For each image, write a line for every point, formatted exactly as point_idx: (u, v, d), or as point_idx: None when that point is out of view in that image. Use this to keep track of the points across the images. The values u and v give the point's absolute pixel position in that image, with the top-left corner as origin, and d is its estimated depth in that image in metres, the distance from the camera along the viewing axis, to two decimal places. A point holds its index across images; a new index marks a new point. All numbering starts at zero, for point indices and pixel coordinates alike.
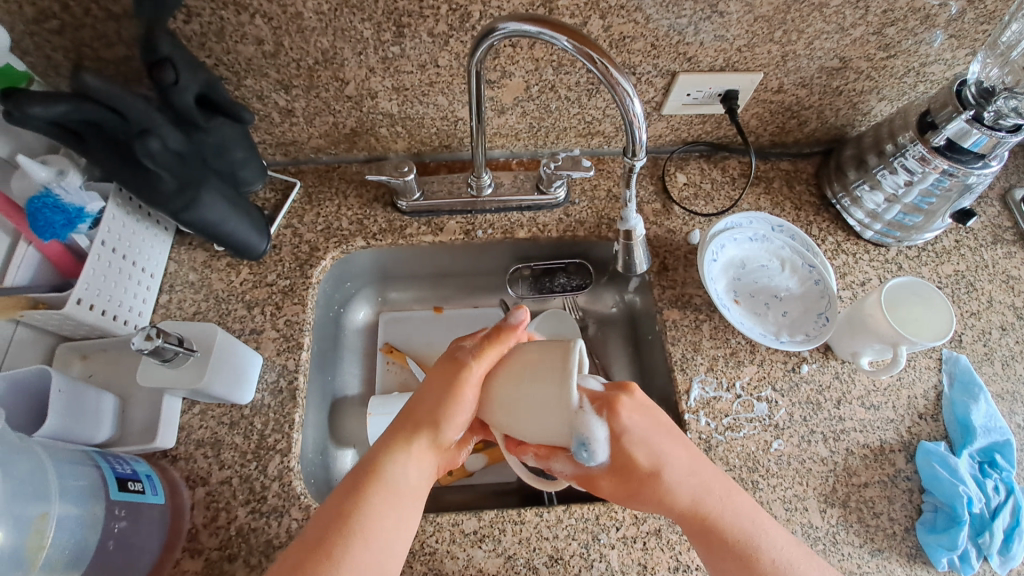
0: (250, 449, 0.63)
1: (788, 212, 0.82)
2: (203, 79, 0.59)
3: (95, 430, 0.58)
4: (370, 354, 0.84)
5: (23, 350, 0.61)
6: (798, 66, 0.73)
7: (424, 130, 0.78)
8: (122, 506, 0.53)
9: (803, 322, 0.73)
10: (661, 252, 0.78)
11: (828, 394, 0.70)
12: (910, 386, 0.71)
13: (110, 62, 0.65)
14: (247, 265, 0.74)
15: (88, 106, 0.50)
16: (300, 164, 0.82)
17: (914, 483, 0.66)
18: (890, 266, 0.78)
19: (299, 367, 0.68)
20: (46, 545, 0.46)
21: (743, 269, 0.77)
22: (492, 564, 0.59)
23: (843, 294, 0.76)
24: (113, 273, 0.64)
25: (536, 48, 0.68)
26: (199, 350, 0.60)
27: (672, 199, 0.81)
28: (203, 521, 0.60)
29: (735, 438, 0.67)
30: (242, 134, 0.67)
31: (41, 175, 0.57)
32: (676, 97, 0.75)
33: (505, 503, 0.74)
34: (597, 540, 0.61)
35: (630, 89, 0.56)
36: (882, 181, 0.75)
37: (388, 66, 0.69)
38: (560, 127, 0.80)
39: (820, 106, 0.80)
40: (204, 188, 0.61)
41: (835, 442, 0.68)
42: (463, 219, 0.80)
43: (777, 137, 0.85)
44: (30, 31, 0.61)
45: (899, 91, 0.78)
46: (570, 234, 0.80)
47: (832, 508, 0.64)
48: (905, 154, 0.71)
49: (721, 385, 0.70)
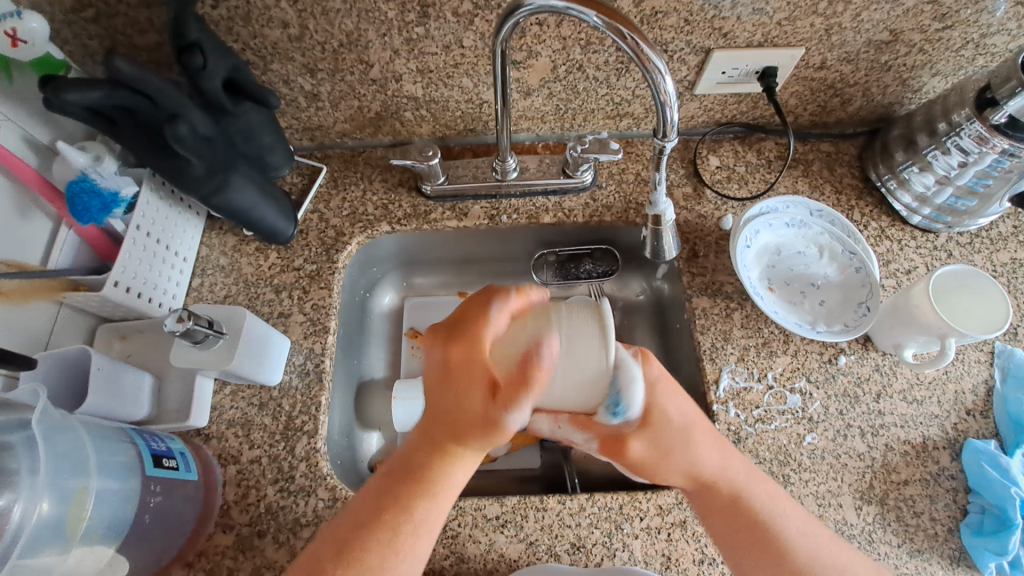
0: (279, 430, 0.65)
1: (828, 195, 0.78)
2: (230, 63, 0.59)
3: (133, 409, 0.60)
4: (396, 338, 0.85)
5: (65, 330, 0.63)
6: (844, 40, 0.69)
7: (449, 113, 0.78)
8: (157, 482, 0.55)
9: (842, 311, 0.69)
10: (692, 237, 0.75)
11: (867, 387, 0.67)
12: (957, 380, 0.67)
13: (143, 49, 0.66)
14: (275, 250, 0.75)
15: (121, 91, 0.51)
16: (326, 149, 0.83)
17: (959, 482, 0.63)
18: (938, 254, 0.74)
19: (326, 350, 0.69)
20: (86, 517, 0.48)
21: (778, 255, 0.74)
22: (513, 550, 0.59)
23: (887, 282, 0.72)
24: (147, 257, 0.65)
25: (564, 26, 0.66)
26: (229, 332, 0.62)
27: (704, 183, 0.78)
28: (234, 498, 0.62)
29: (766, 430, 0.64)
30: (269, 119, 0.68)
31: (78, 162, 0.58)
32: (710, 75, 0.72)
33: (528, 490, 0.74)
34: (620, 530, 0.60)
35: (662, 66, 0.53)
36: (933, 162, 0.70)
37: (412, 47, 0.68)
38: (588, 108, 0.77)
39: (866, 83, 0.75)
40: (233, 173, 0.62)
41: (874, 437, 0.65)
42: (488, 204, 0.79)
43: (818, 117, 0.81)
44: (67, 20, 0.62)
45: (955, 65, 0.73)
46: (597, 219, 0.78)
47: (868, 505, 0.61)
48: (960, 133, 0.66)
49: (752, 375, 0.67)
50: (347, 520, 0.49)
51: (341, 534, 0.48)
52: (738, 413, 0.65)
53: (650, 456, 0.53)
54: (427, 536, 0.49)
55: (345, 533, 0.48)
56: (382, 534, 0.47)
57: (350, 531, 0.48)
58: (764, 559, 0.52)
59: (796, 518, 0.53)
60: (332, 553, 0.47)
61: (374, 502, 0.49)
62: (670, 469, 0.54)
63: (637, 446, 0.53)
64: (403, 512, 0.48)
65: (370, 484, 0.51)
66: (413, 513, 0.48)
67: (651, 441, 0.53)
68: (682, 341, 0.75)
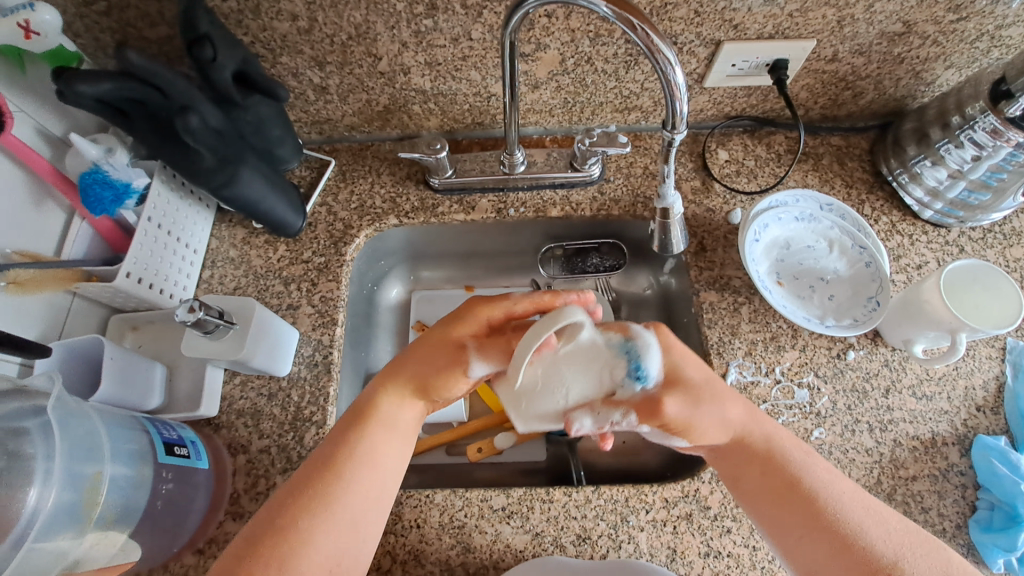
0: (288, 420, 0.65)
1: (838, 190, 0.77)
2: (240, 56, 0.60)
3: (145, 398, 0.61)
4: (403, 331, 0.86)
5: (79, 320, 0.64)
6: (856, 32, 0.68)
7: (457, 106, 0.78)
8: (169, 469, 0.56)
9: (851, 306, 0.69)
10: (700, 231, 0.75)
11: (876, 383, 0.66)
12: (968, 377, 0.67)
13: (154, 42, 0.66)
14: (283, 242, 0.75)
15: (131, 83, 0.52)
16: (334, 143, 0.83)
17: (968, 478, 0.62)
18: (950, 249, 0.73)
19: (334, 342, 0.70)
20: (100, 502, 0.49)
21: (787, 250, 0.73)
22: (519, 541, 0.60)
23: (897, 277, 0.71)
24: (158, 248, 0.66)
25: (573, 18, 0.66)
26: (239, 324, 0.62)
27: (712, 176, 0.78)
28: (244, 487, 0.62)
29: (773, 425, 0.64)
30: (278, 112, 0.68)
31: (91, 154, 0.60)
32: (720, 67, 0.72)
33: (533, 482, 0.75)
34: (626, 522, 0.61)
35: (672, 58, 0.53)
36: (946, 156, 0.69)
37: (421, 40, 0.68)
38: (596, 101, 0.77)
39: (878, 75, 0.74)
40: (243, 165, 0.62)
41: (882, 433, 0.64)
42: (495, 197, 0.79)
43: (828, 110, 0.80)
44: (80, 13, 0.62)
45: (969, 57, 0.72)
46: (604, 212, 0.78)
47: (876, 501, 0.61)
48: (974, 127, 0.65)
49: (760, 369, 0.67)
50: (315, 461, 0.50)
51: (306, 473, 0.50)
52: None
53: (685, 413, 0.51)
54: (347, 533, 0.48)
55: (312, 469, 0.50)
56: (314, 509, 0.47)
57: (290, 507, 0.47)
58: (801, 514, 0.49)
59: (821, 466, 0.52)
60: (294, 501, 0.48)
61: (308, 478, 0.49)
62: (705, 424, 0.52)
63: (671, 405, 0.50)
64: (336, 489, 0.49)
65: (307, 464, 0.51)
66: (366, 451, 0.51)
67: (684, 400, 0.51)
68: (689, 336, 0.75)
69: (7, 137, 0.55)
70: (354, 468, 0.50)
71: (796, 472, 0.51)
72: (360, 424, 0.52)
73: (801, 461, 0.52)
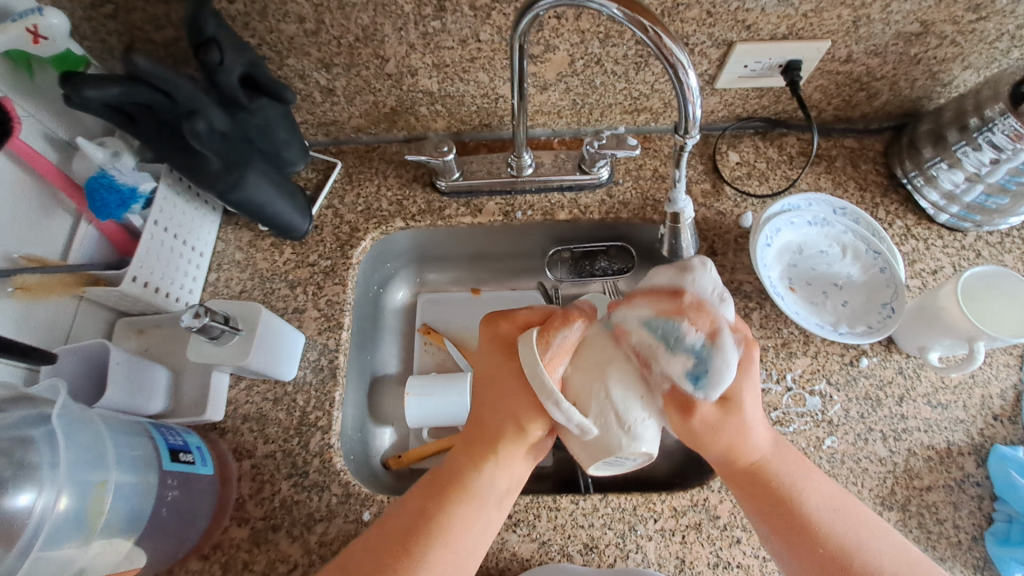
0: (293, 425, 0.65)
1: (851, 193, 0.76)
2: (248, 59, 0.59)
3: (150, 402, 0.61)
4: (409, 335, 0.85)
5: (85, 324, 0.64)
6: (872, 33, 0.67)
7: (464, 108, 0.77)
8: (174, 476, 0.56)
9: (865, 313, 0.68)
10: (710, 235, 0.74)
11: (890, 391, 0.65)
12: (984, 385, 0.65)
13: (160, 44, 0.66)
14: (290, 245, 0.75)
15: (138, 88, 0.51)
16: (341, 144, 0.82)
17: (984, 489, 0.61)
18: (966, 254, 0.72)
19: (340, 346, 0.69)
20: (105, 511, 0.49)
21: (800, 254, 0.72)
22: (526, 549, 0.59)
23: (912, 283, 0.70)
24: (164, 252, 0.66)
25: (583, 19, 0.65)
26: (244, 328, 0.62)
27: (723, 179, 0.77)
28: (249, 492, 0.62)
29: (784, 433, 0.63)
30: (285, 114, 0.67)
31: (98, 158, 0.59)
32: (732, 68, 0.70)
33: (540, 488, 0.74)
34: (634, 531, 0.60)
35: (685, 60, 0.52)
36: (962, 159, 0.68)
37: (428, 41, 0.67)
38: (605, 103, 0.76)
39: (894, 76, 0.73)
40: (249, 169, 0.62)
41: (896, 442, 0.63)
42: (502, 200, 0.78)
43: (842, 112, 0.78)
44: (87, 16, 0.62)
45: (988, 58, 0.70)
46: (613, 216, 0.77)
47: (890, 512, 0.60)
48: (993, 129, 0.64)
49: (771, 376, 0.66)
50: (391, 527, 0.49)
51: (376, 543, 0.48)
52: None
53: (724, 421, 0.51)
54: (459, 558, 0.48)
55: (389, 541, 0.48)
56: (417, 545, 0.48)
57: (390, 545, 0.48)
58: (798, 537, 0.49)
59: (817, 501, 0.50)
60: (374, 558, 0.48)
61: (410, 513, 0.50)
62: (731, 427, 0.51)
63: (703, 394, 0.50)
64: (438, 520, 0.49)
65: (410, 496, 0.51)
66: (450, 522, 0.49)
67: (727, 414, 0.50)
68: None
69: (14, 142, 0.55)
70: (433, 542, 0.48)
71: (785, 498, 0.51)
72: (444, 492, 0.50)
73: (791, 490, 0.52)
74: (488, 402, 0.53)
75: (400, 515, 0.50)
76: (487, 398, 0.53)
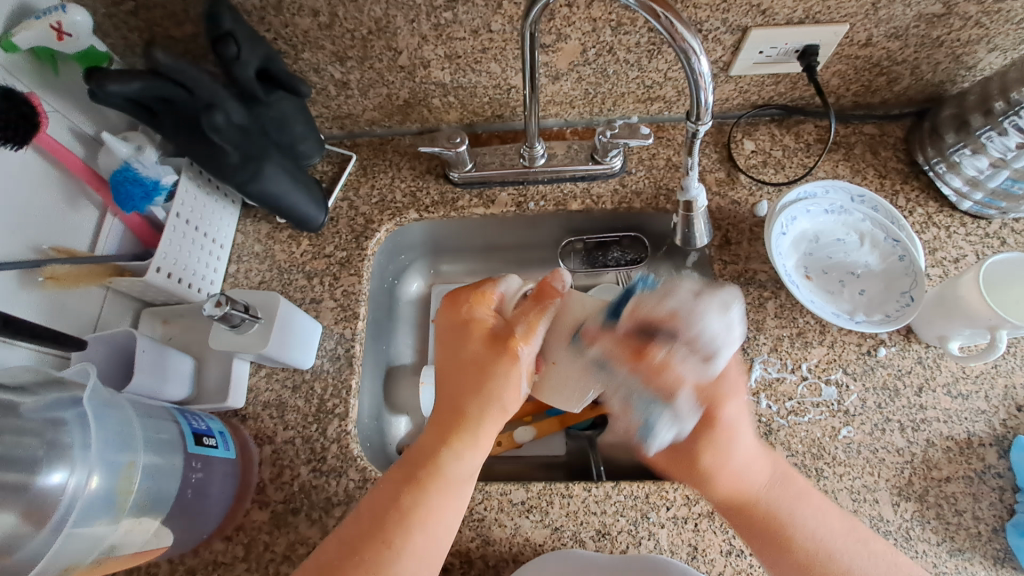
0: (311, 412, 0.67)
1: (870, 180, 0.74)
2: (263, 53, 0.61)
3: (174, 389, 0.63)
4: (424, 325, 0.86)
5: (113, 314, 0.66)
6: (892, 15, 0.65)
7: (477, 99, 0.77)
8: (198, 459, 0.57)
9: (884, 301, 0.67)
10: (724, 224, 0.73)
11: (908, 380, 0.64)
12: (1008, 375, 0.64)
13: (179, 40, 0.68)
14: (307, 237, 0.76)
15: (159, 82, 0.52)
16: (355, 137, 0.83)
17: (1006, 481, 0.60)
18: (990, 242, 0.70)
19: (356, 335, 0.71)
20: (133, 490, 0.50)
21: (816, 243, 0.71)
22: (539, 535, 0.60)
23: (933, 271, 0.69)
24: (186, 243, 0.67)
25: (594, 7, 0.64)
26: (263, 318, 0.64)
27: (738, 168, 0.76)
28: (269, 476, 0.64)
29: (799, 422, 0.63)
30: (301, 108, 0.69)
31: (121, 151, 0.61)
32: (747, 55, 0.69)
33: (553, 476, 0.75)
34: (646, 518, 0.60)
35: (697, 46, 0.51)
36: (987, 144, 0.66)
37: (440, 33, 0.68)
38: (618, 92, 0.76)
39: (916, 60, 0.71)
40: (267, 161, 0.63)
41: (914, 432, 0.62)
42: (515, 190, 0.78)
43: (861, 98, 0.77)
44: (109, 14, 0.64)
45: (1015, 39, 0.68)
46: (626, 206, 0.77)
47: (906, 502, 0.59)
48: (1020, 111, 0.62)
49: (786, 366, 0.65)
50: (368, 509, 0.50)
51: (357, 531, 0.49)
52: (770, 405, 0.64)
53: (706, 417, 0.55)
54: (440, 527, 0.50)
55: (366, 524, 0.49)
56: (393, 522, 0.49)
57: (373, 520, 0.49)
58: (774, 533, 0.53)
59: (811, 506, 0.54)
60: (362, 530, 0.49)
61: (388, 497, 0.51)
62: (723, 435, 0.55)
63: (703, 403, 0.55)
64: (414, 504, 0.50)
65: (384, 486, 0.52)
66: (426, 505, 0.50)
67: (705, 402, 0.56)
68: None
69: (42, 137, 0.57)
70: (412, 526, 0.49)
71: (786, 509, 0.53)
72: (418, 481, 0.51)
73: (789, 496, 0.54)
74: (455, 378, 0.56)
75: (375, 501, 0.51)
76: (448, 391, 0.56)
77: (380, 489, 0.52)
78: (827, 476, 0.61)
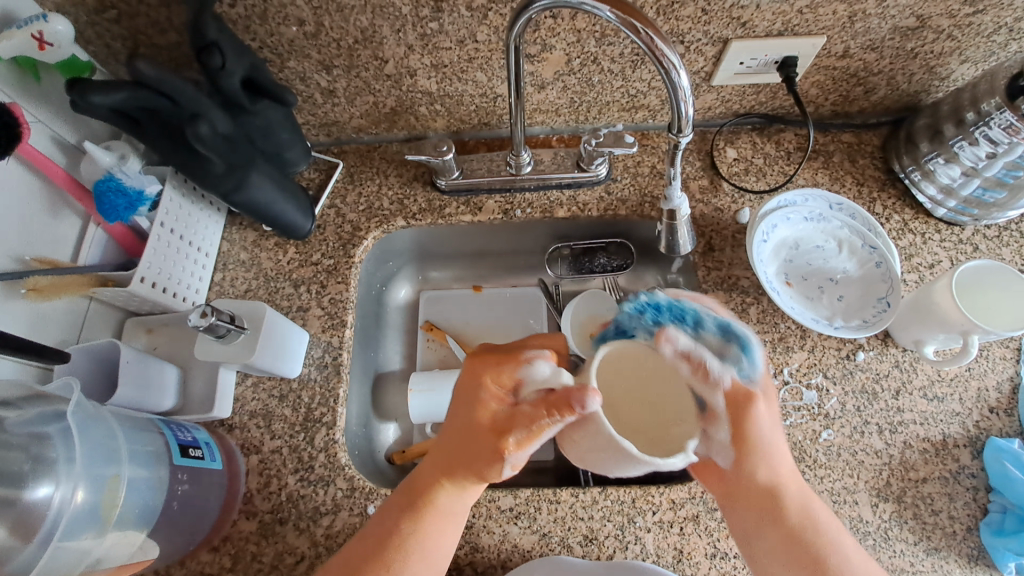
0: (298, 421, 0.66)
1: (848, 187, 0.76)
2: (248, 63, 0.61)
3: (159, 400, 0.63)
4: (412, 332, 0.86)
5: (96, 325, 0.66)
6: (868, 27, 0.67)
7: (464, 107, 0.78)
8: (184, 471, 0.57)
9: (861, 307, 0.68)
10: (707, 231, 0.75)
11: (886, 383, 0.66)
12: (981, 378, 0.66)
13: (163, 48, 0.67)
14: (293, 245, 0.76)
15: (142, 93, 0.52)
16: (342, 144, 0.83)
17: (980, 480, 0.62)
18: (963, 248, 0.72)
19: (344, 343, 0.71)
20: (119, 503, 0.50)
21: (796, 249, 0.73)
22: (527, 541, 0.61)
23: (909, 277, 0.71)
24: (171, 252, 0.67)
25: (578, 19, 0.65)
26: (250, 327, 0.63)
27: (721, 175, 0.77)
28: (256, 486, 0.64)
29: (781, 426, 0.64)
30: (287, 117, 0.69)
31: (104, 161, 0.60)
32: (728, 65, 0.71)
33: (542, 482, 0.75)
34: (632, 522, 0.61)
35: (677, 61, 0.53)
36: (960, 153, 0.68)
37: (426, 42, 0.68)
38: (603, 101, 0.77)
39: (891, 71, 0.73)
40: (253, 170, 0.63)
41: (892, 434, 0.64)
42: (502, 198, 0.79)
43: (839, 107, 0.79)
44: (91, 21, 0.63)
45: (986, 51, 0.70)
46: (611, 212, 0.78)
47: (885, 503, 0.61)
48: (990, 123, 0.64)
49: (768, 370, 0.67)
50: (372, 536, 0.52)
51: (360, 555, 0.51)
52: None
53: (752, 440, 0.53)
54: (435, 556, 0.52)
55: (367, 551, 0.51)
56: (392, 551, 0.51)
57: (373, 547, 0.51)
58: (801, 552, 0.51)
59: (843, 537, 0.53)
60: (364, 554, 0.51)
61: (390, 525, 0.52)
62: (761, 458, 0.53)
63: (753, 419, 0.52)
64: (411, 533, 0.52)
65: (387, 506, 0.54)
66: (423, 535, 0.52)
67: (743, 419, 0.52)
68: None
69: (24, 147, 0.56)
70: (410, 553, 0.51)
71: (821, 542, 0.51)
72: (417, 511, 0.52)
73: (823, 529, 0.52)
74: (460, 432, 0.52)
75: (378, 526, 0.53)
76: (451, 442, 0.53)
77: (384, 515, 0.53)
78: (808, 479, 0.62)
